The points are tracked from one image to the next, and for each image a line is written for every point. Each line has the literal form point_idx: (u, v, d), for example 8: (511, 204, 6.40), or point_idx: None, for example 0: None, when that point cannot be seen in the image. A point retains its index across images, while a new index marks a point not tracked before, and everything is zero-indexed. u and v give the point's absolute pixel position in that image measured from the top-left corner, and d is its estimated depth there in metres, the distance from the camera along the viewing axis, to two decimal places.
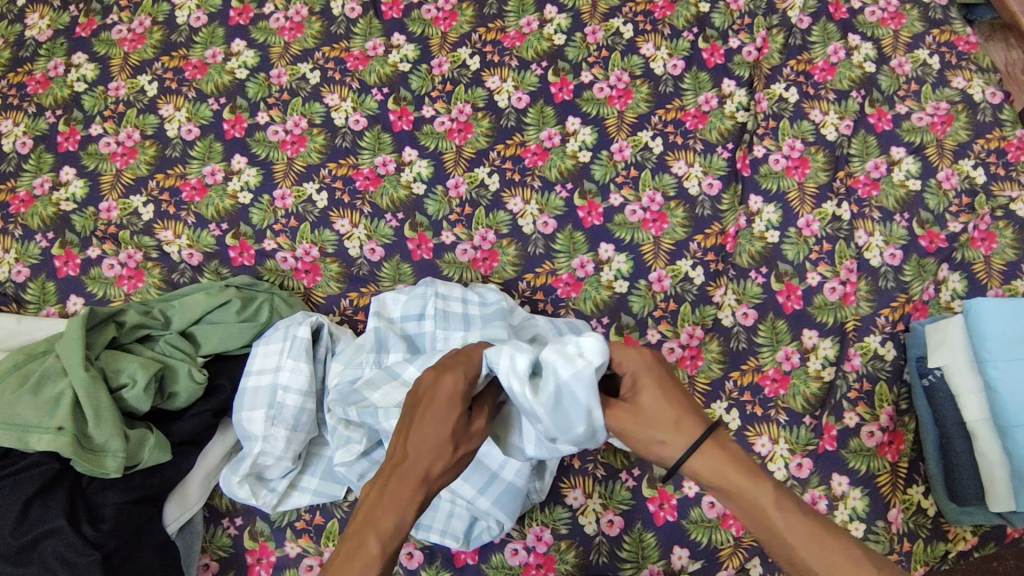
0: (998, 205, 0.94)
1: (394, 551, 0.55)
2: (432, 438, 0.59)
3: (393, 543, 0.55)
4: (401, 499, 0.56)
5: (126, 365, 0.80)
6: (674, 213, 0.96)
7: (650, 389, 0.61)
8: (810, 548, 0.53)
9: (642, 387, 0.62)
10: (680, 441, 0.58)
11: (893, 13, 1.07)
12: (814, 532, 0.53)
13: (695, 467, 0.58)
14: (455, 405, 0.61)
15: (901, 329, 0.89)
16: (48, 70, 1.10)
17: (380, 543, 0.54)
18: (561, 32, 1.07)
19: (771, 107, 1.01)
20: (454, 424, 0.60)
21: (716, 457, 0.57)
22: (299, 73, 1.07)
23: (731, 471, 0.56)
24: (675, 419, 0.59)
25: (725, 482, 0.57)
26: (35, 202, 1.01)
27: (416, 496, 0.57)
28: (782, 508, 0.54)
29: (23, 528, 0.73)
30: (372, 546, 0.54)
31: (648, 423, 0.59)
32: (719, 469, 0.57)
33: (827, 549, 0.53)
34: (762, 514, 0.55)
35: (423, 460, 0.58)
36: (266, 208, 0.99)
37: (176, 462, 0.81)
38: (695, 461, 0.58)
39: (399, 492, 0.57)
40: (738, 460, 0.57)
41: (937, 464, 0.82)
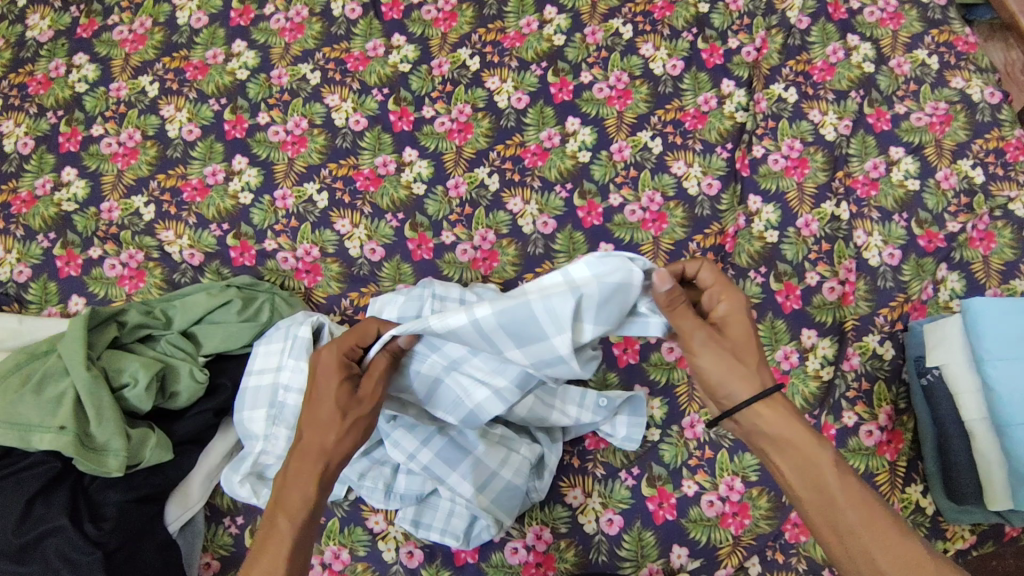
0: (997, 205, 0.95)
1: (304, 522, 0.62)
2: (324, 415, 0.65)
3: (300, 518, 0.62)
4: (302, 473, 0.64)
5: (127, 364, 0.81)
6: (673, 213, 0.96)
7: (740, 325, 0.65)
8: (862, 517, 0.58)
9: (734, 324, 0.65)
10: (755, 387, 0.63)
11: (892, 14, 1.07)
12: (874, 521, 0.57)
13: (769, 421, 0.62)
14: (335, 375, 0.66)
15: (900, 328, 0.90)
16: (49, 71, 1.11)
17: (288, 519, 0.62)
18: (560, 32, 1.07)
19: (770, 107, 1.02)
20: (343, 399, 0.65)
21: (780, 415, 0.62)
22: (300, 74, 1.07)
23: (794, 430, 0.61)
24: (743, 352, 0.64)
25: (783, 439, 0.62)
26: (36, 202, 1.02)
27: (314, 469, 0.64)
28: (841, 474, 0.59)
29: (25, 526, 0.73)
30: (282, 524, 0.61)
31: (738, 357, 0.63)
32: (781, 427, 0.62)
33: (874, 518, 0.57)
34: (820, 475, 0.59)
35: (315, 436, 0.65)
36: (267, 208, 0.99)
37: (178, 461, 0.81)
38: (761, 410, 0.62)
39: (301, 465, 0.64)
40: (801, 422, 0.62)
41: (935, 463, 0.83)
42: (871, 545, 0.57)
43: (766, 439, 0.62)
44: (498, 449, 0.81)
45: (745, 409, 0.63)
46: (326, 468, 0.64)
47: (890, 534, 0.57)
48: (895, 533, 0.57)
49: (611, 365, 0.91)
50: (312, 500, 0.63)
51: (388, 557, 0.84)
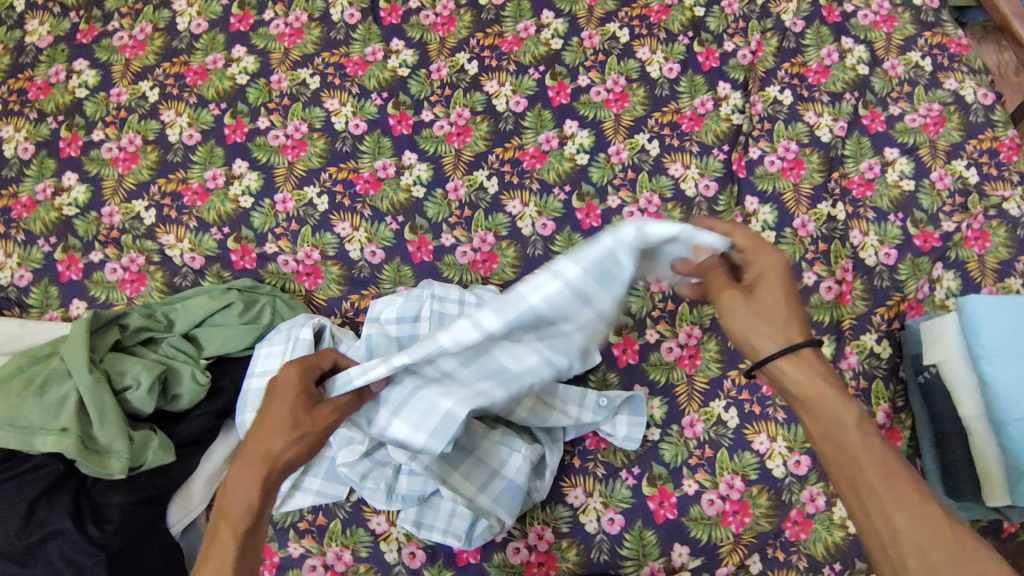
0: (991, 204, 0.96)
1: (246, 530, 0.58)
2: (275, 424, 0.60)
3: (242, 524, 0.58)
4: (243, 480, 0.59)
5: (129, 367, 0.81)
6: (671, 214, 0.97)
7: (774, 286, 0.63)
8: (879, 474, 0.55)
9: (769, 282, 0.63)
10: (781, 337, 0.62)
11: (885, 16, 1.09)
12: (889, 467, 0.55)
13: (790, 375, 0.61)
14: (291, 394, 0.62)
15: (897, 327, 0.90)
16: (49, 76, 1.11)
17: (230, 532, 0.58)
18: (558, 37, 1.08)
19: (766, 109, 1.03)
20: (292, 413, 0.60)
21: (810, 368, 0.61)
22: (300, 79, 1.08)
23: (815, 386, 0.60)
24: (784, 316, 0.62)
25: (813, 394, 0.60)
26: (37, 207, 1.02)
27: (256, 476, 0.59)
28: (862, 435, 0.57)
29: (28, 528, 0.74)
30: (224, 536, 0.58)
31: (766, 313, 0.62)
32: (807, 379, 0.60)
33: (897, 479, 0.54)
34: (839, 431, 0.58)
35: (263, 441, 0.60)
36: (268, 212, 1.00)
37: (179, 463, 0.81)
38: (801, 354, 0.61)
39: (243, 470, 0.59)
40: (830, 379, 0.60)
41: (934, 461, 0.84)
42: (889, 506, 0.54)
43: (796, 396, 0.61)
44: (499, 449, 0.81)
45: (776, 362, 0.62)
46: (268, 475, 0.59)
47: (911, 495, 0.54)
48: (920, 500, 0.53)
49: (611, 365, 0.91)
50: (255, 510, 0.58)
51: (391, 558, 0.84)
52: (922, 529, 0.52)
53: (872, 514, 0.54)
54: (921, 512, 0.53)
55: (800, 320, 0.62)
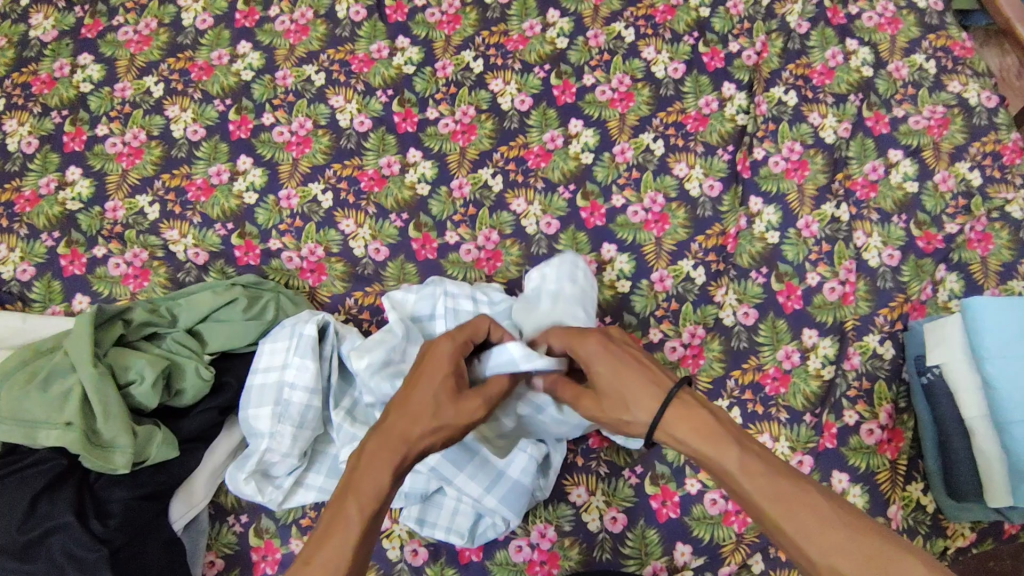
0: (994, 207, 0.96)
1: (372, 514, 0.59)
2: (418, 406, 0.66)
3: (372, 504, 0.59)
4: (377, 460, 0.61)
5: (134, 361, 0.81)
6: (675, 214, 0.97)
7: (604, 370, 0.69)
8: (774, 504, 0.55)
9: (601, 366, 0.69)
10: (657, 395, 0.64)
11: (890, 19, 1.09)
12: (788, 495, 0.55)
13: (679, 432, 0.62)
14: (440, 373, 0.68)
15: (900, 328, 0.91)
16: (53, 70, 1.11)
17: (357, 509, 0.59)
18: (563, 36, 1.09)
19: (770, 110, 1.03)
20: (442, 402, 0.66)
21: (689, 409, 0.63)
22: (305, 75, 1.08)
23: (700, 432, 0.60)
24: (637, 391, 0.65)
25: (694, 451, 0.61)
26: (40, 201, 1.02)
27: (391, 459, 0.61)
28: (749, 473, 0.57)
29: (30, 523, 0.73)
30: (352, 512, 0.58)
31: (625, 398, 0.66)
32: (690, 431, 0.61)
33: (789, 501, 0.54)
34: (732, 479, 0.58)
35: (404, 424, 0.64)
36: (272, 208, 1.00)
37: (183, 459, 0.81)
38: (667, 418, 0.63)
39: (377, 451, 0.62)
40: (704, 427, 0.61)
41: (936, 461, 0.84)
42: (799, 534, 0.53)
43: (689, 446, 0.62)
44: (505, 449, 0.81)
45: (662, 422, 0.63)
46: (402, 461, 0.62)
47: (801, 511, 0.54)
48: (817, 517, 0.53)
49: None
50: (386, 491, 0.60)
51: (393, 555, 0.84)
52: (835, 550, 0.51)
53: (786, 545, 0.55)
54: (826, 530, 0.52)
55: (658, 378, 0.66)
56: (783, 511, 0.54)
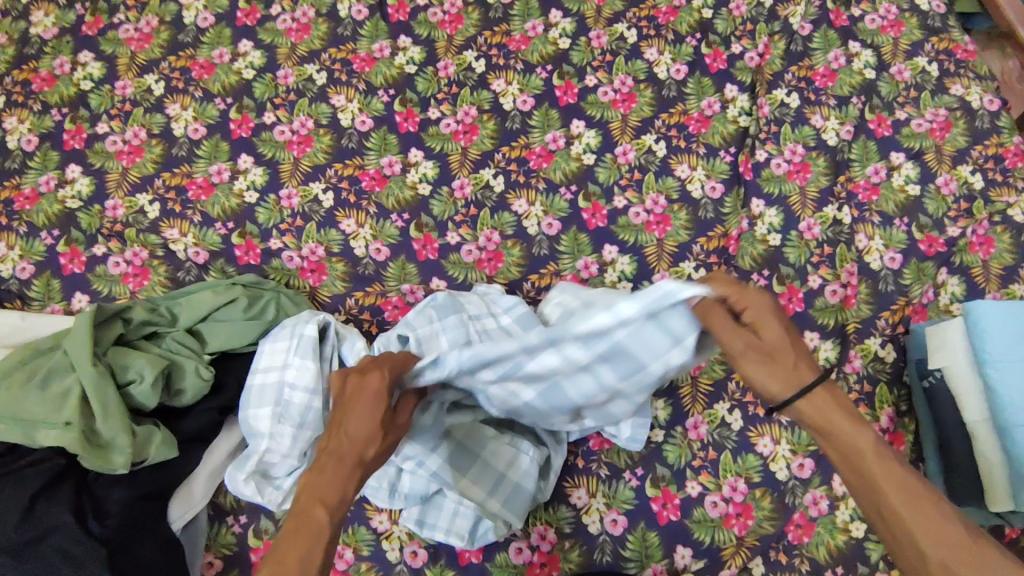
0: (996, 210, 0.96)
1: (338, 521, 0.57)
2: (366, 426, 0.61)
3: (335, 512, 0.57)
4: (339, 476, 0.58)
5: (133, 361, 0.81)
6: (677, 216, 0.97)
7: (772, 326, 0.62)
8: (897, 489, 0.55)
9: (766, 323, 0.62)
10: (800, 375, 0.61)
11: (892, 21, 1.09)
12: (911, 485, 0.55)
13: (805, 410, 0.61)
14: (383, 398, 0.62)
15: (901, 331, 0.90)
16: (53, 68, 1.10)
17: (328, 513, 0.56)
18: (565, 36, 1.08)
19: (773, 112, 1.03)
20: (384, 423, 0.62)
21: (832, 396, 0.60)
22: (306, 74, 1.07)
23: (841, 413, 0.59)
24: (793, 356, 0.61)
25: (825, 423, 0.60)
26: (39, 199, 1.01)
27: (353, 473, 0.59)
28: (879, 457, 0.57)
29: (28, 522, 0.73)
30: (321, 515, 0.56)
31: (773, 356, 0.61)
32: (826, 411, 0.60)
33: (913, 491, 0.54)
34: (858, 457, 0.57)
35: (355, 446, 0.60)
36: (272, 208, 0.99)
37: (183, 458, 0.82)
38: (810, 389, 0.60)
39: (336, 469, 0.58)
40: (845, 411, 0.59)
41: (936, 464, 0.84)
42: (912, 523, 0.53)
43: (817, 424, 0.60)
44: (507, 451, 0.82)
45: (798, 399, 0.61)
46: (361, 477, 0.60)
47: (923, 503, 0.54)
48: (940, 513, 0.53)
49: None
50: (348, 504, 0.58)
51: (392, 557, 0.84)
52: (951, 546, 0.52)
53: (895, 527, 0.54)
54: (944, 530, 0.52)
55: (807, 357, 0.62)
56: (903, 494, 0.54)
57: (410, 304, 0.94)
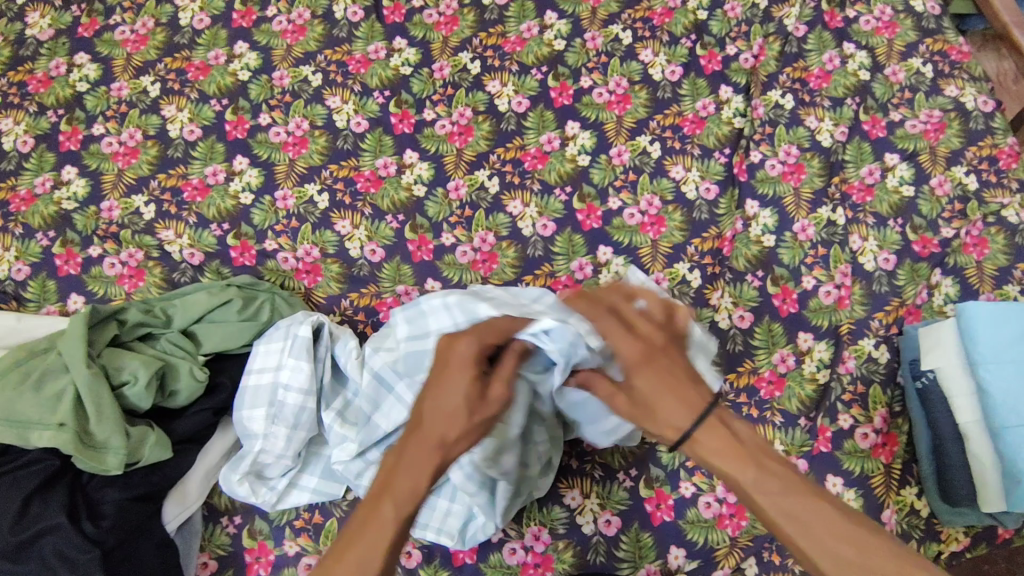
0: (990, 211, 0.96)
1: (408, 517, 0.55)
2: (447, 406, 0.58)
3: (406, 507, 0.55)
4: (417, 461, 0.56)
5: (127, 362, 0.81)
6: (671, 217, 0.97)
7: (643, 365, 0.57)
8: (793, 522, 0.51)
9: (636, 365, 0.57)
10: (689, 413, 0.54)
11: (887, 23, 1.09)
12: (801, 512, 0.51)
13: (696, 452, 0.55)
14: (468, 371, 0.60)
15: (895, 332, 0.90)
16: (49, 70, 1.11)
17: (393, 507, 0.55)
18: (560, 37, 1.09)
19: (767, 113, 1.03)
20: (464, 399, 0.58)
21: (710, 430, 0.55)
22: (302, 76, 1.07)
23: (721, 450, 0.54)
24: (664, 399, 0.55)
25: (710, 463, 0.55)
26: (36, 201, 1.02)
27: (430, 461, 0.56)
28: (767, 491, 0.52)
29: (22, 524, 0.73)
30: (387, 510, 0.54)
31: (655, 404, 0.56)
32: (710, 452, 0.54)
33: (808, 516, 0.51)
34: (749, 496, 0.53)
35: (439, 426, 0.57)
36: (267, 209, 0.99)
37: (176, 460, 0.81)
38: (694, 433, 0.54)
39: (415, 453, 0.57)
40: (728, 438, 0.54)
41: (930, 465, 0.82)
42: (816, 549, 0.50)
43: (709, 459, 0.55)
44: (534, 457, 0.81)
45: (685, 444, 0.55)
46: (442, 461, 0.57)
47: (820, 529, 0.50)
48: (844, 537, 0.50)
49: None
50: (423, 493, 0.56)
51: None
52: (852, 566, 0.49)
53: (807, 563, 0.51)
54: (844, 551, 0.50)
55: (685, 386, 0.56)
56: (796, 521, 0.51)
57: (405, 305, 0.94)
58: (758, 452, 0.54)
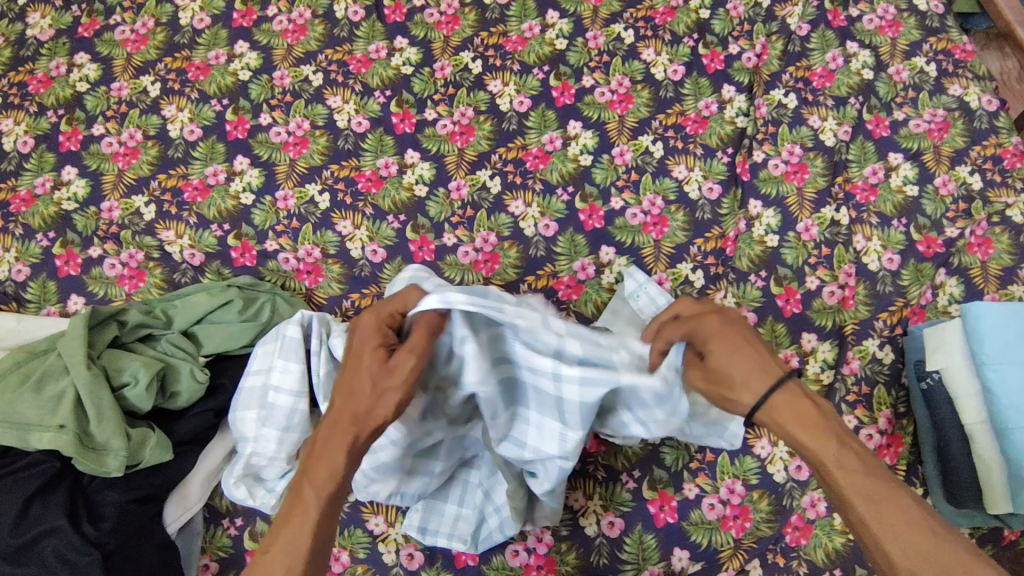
0: (994, 211, 0.95)
1: (330, 493, 0.60)
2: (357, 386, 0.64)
3: (327, 486, 0.60)
4: (331, 442, 0.62)
5: (127, 364, 0.80)
6: (674, 217, 0.97)
7: (720, 351, 0.64)
8: (866, 505, 0.57)
9: (716, 348, 0.64)
10: (748, 399, 0.63)
11: (891, 21, 1.08)
12: (876, 497, 0.57)
13: (770, 423, 0.63)
14: (371, 354, 0.66)
15: (899, 332, 0.90)
16: (49, 70, 1.10)
17: (313, 491, 0.60)
18: (562, 37, 1.08)
19: (770, 112, 1.02)
20: (369, 379, 0.64)
21: (791, 402, 0.62)
22: (302, 76, 1.07)
23: (807, 427, 0.61)
24: (749, 379, 0.63)
25: (794, 440, 0.62)
26: (36, 201, 1.01)
27: (343, 438, 0.61)
28: (846, 470, 0.59)
29: (22, 526, 0.73)
30: (308, 494, 0.59)
31: (723, 383, 0.64)
32: (787, 425, 0.62)
33: (878, 504, 0.56)
34: (825, 470, 0.60)
35: (348, 407, 0.63)
36: (268, 209, 0.99)
37: (176, 462, 0.81)
38: (773, 401, 0.62)
39: (330, 433, 0.62)
40: (811, 415, 0.61)
41: (935, 467, 0.83)
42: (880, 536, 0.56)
43: (788, 431, 0.62)
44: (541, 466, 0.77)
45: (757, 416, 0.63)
46: (356, 438, 0.62)
47: (891, 516, 0.56)
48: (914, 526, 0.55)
49: None
50: (341, 470, 0.60)
51: (389, 559, 0.83)
52: (912, 556, 0.54)
53: (868, 542, 0.57)
54: (908, 539, 0.54)
55: (759, 366, 0.63)
56: (869, 505, 0.57)
57: None
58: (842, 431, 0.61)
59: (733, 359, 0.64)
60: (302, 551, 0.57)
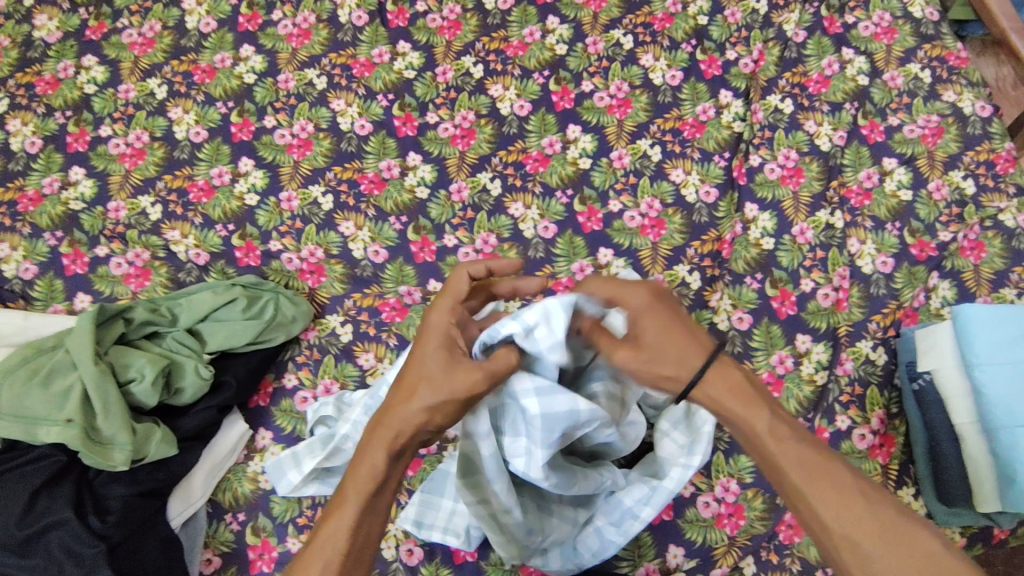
0: (987, 215, 0.97)
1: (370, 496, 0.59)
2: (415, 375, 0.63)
3: (366, 486, 0.59)
4: (372, 444, 0.61)
5: (134, 360, 0.82)
6: (671, 219, 0.98)
7: (650, 326, 0.63)
8: (799, 474, 0.57)
9: (645, 322, 0.63)
10: (683, 376, 0.61)
11: (885, 28, 1.10)
12: (809, 463, 0.57)
13: (701, 395, 0.62)
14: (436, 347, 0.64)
15: (892, 334, 0.91)
16: (57, 71, 1.12)
17: (355, 490, 0.59)
18: (562, 42, 1.10)
19: (767, 117, 1.04)
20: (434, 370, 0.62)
21: (725, 371, 0.62)
22: (306, 79, 1.09)
23: (739, 397, 0.61)
24: (683, 355, 0.61)
25: (727, 412, 0.61)
26: (43, 201, 1.03)
27: (386, 439, 0.61)
28: (778, 441, 0.59)
29: (28, 519, 0.74)
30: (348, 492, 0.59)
31: (651, 359, 0.62)
32: (720, 396, 0.61)
33: (812, 470, 0.57)
34: (758, 442, 0.60)
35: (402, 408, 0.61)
36: (272, 210, 1.01)
37: (181, 457, 0.83)
38: (705, 377, 0.61)
39: (374, 434, 0.62)
40: (740, 389, 0.61)
41: (926, 467, 0.84)
42: (817, 503, 0.56)
43: (723, 403, 0.61)
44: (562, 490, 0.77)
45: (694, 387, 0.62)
46: (397, 440, 0.61)
47: (824, 482, 0.57)
48: (845, 495, 0.56)
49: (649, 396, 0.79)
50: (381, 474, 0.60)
51: (389, 555, 0.85)
52: (846, 517, 0.55)
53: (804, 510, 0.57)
54: (841, 503, 0.56)
55: (693, 344, 0.62)
56: (801, 471, 0.57)
57: (408, 305, 0.94)
58: (773, 402, 0.61)
59: (665, 335, 0.62)
60: (337, 553, 0.57)
